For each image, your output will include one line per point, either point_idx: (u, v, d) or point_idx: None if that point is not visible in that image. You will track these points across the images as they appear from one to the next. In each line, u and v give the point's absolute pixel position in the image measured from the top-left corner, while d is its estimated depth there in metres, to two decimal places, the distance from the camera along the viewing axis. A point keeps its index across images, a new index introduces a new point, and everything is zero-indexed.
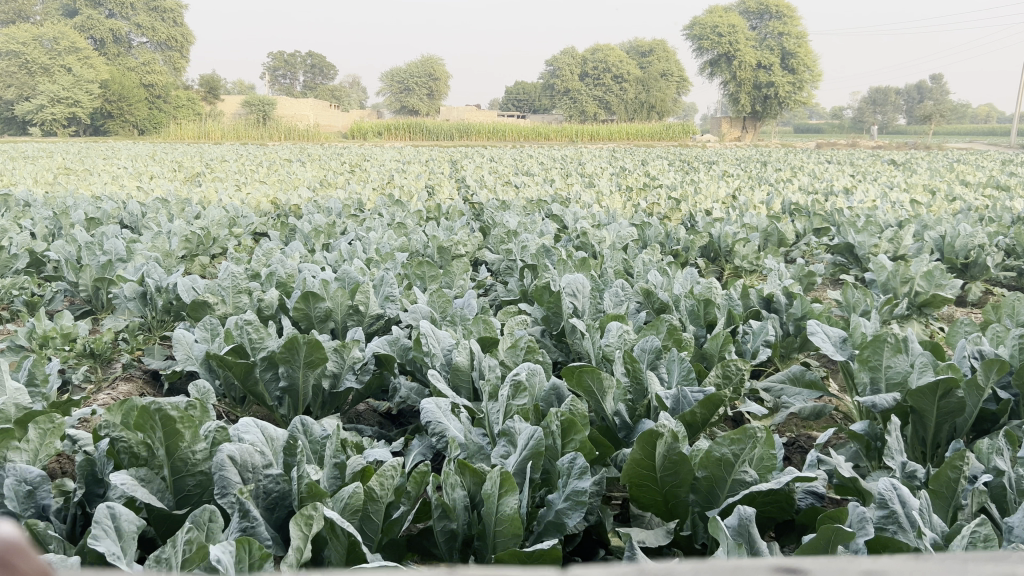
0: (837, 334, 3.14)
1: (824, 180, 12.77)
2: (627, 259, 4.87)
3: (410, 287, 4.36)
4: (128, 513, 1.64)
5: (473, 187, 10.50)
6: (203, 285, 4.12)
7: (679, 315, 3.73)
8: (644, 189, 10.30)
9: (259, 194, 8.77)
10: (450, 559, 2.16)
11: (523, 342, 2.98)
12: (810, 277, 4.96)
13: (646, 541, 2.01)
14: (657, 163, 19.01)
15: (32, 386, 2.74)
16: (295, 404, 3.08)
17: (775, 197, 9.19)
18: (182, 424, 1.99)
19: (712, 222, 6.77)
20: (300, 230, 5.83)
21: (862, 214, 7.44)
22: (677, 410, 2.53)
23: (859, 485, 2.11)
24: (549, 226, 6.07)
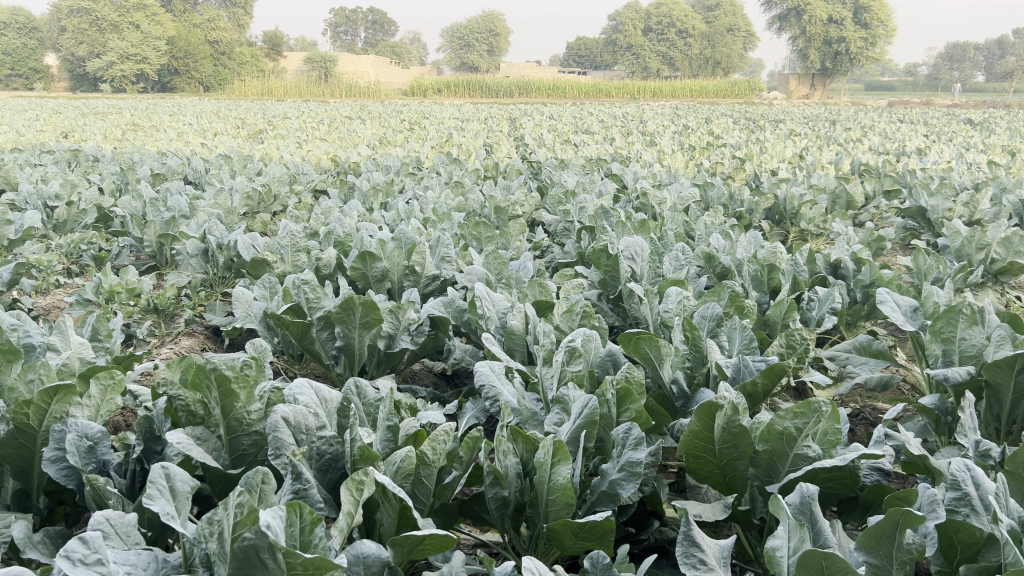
0: (908, 303, 3.01)
1: (895, 140, 12.32)
2: (688, 221, 4.75)
3: (466, 248, 4.33)
4: (182, 473, 1.66)
5: (532, 146, 10.40)
6: (263, 243, 4.15)
7: (741, 280, 3.63)
8: (708, 148, 10.07)
9: (319, 151, 8.82)
10: (502, 525, 2.14)
11: (580, 306, 2.93)
12: (879, 241, 4.78)
13: (702, 515, 1.96)
14: (722, 121, 18.58)
15: (96, 341, 2.79)
16: (351, 364, 3.09)
17: (844, 157, 8.90)
18: (238, 384, 1.99)
19: (777, 183, 6.57)
20: (359, 188, 5.84)
21: (936, 176, 7.15)
22: (738, 379, 2.45)
23: (928, 463, 2.01)
24: (609, 186, 5.97)
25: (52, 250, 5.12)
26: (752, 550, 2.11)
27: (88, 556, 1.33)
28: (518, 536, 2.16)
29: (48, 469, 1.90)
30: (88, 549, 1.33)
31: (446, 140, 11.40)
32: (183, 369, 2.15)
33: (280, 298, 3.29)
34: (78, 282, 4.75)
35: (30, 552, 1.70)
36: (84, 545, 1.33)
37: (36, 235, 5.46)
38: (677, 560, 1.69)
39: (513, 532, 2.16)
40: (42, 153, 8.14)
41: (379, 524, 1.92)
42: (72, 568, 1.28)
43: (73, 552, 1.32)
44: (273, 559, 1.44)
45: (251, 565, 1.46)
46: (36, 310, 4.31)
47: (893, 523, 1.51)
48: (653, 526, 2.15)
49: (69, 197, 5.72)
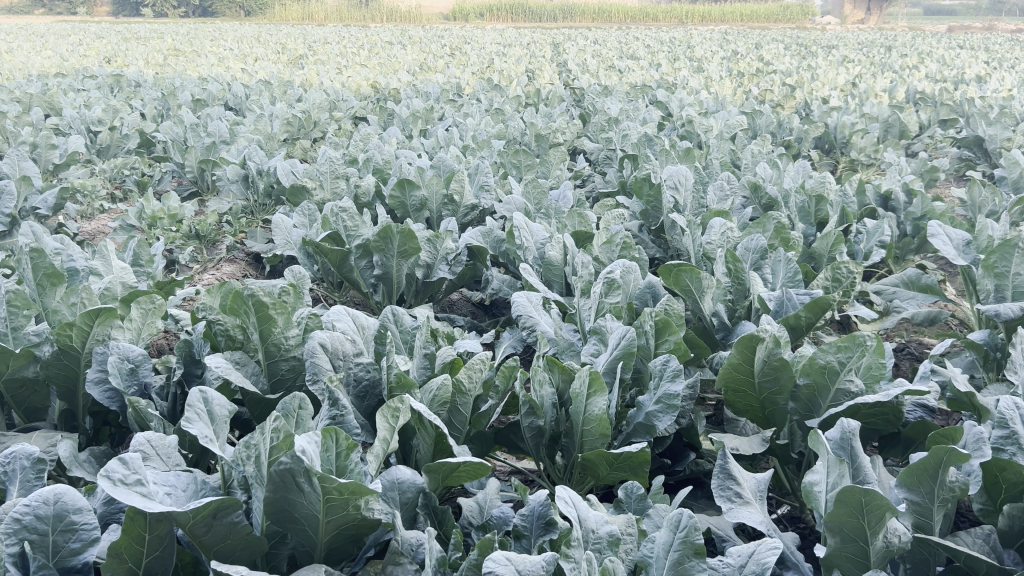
0: (960, 237, 2.91)
1: (955, 67, 11.82)
2: (734, 150, 4.63)
3: (506, 177, 4.27)
4: (220, 397, 1.67)
5: (575, 72, 10.17)
6: (302, 170, 4.14)
7: (787, 211, 3.54)
8: (757, 74, 9.75)
9: (360, 78, 8.72)
10: (536, 455, 2.15)
11: (620, 237, 2.88)
12: (933, 172, 4.62)
13: (739, 448, 1.93)
14: (773, 46, 18.04)
15: (138, 266, 2.81)
16: (389, 292, 3.08)
17: (900, 84, 8.57)
18: (275, 310, 2.00)
19: (829, 111, 6.37)
20: (399, 115, 5.78)
21: (997, 104, 6.84)
22: (780, 313, 2.40)
23: (975, 400, 1.96)
24: (653, 114, 5.82)
25: (97, 175, 5.17)
26: (790, 485, 2.09)
27: (128, 476, 1.35)
28: (553, 465, 2.16)
29: (92, 391, 1.94)
30: (128, 470, 1.35)
31: (487, 66, 11.21)
32: (223, 294, 2.16)
33: (319, 226, 3.28)
34: (122, 207, 4.80)
35: (76, 471, 1.74)
36: (123, 466, 1.36)
37: (81, 160, 5.52)
38: (713, 493, 1.67)
39: (548, 461, 2.16)
40: (86, 78, 8.17)
41: (415, 451, 1.93)
42: (112, 487, 1.30)
43: (113, 473, 1.34)
44: (308, 483, 1.44)
45: (288, 488, 1.46)
46: (82, 235, 4.37)
47: (936, 461, 1.47)
48: (689, 458, 2.14)
49: (112, 122, 5.75)
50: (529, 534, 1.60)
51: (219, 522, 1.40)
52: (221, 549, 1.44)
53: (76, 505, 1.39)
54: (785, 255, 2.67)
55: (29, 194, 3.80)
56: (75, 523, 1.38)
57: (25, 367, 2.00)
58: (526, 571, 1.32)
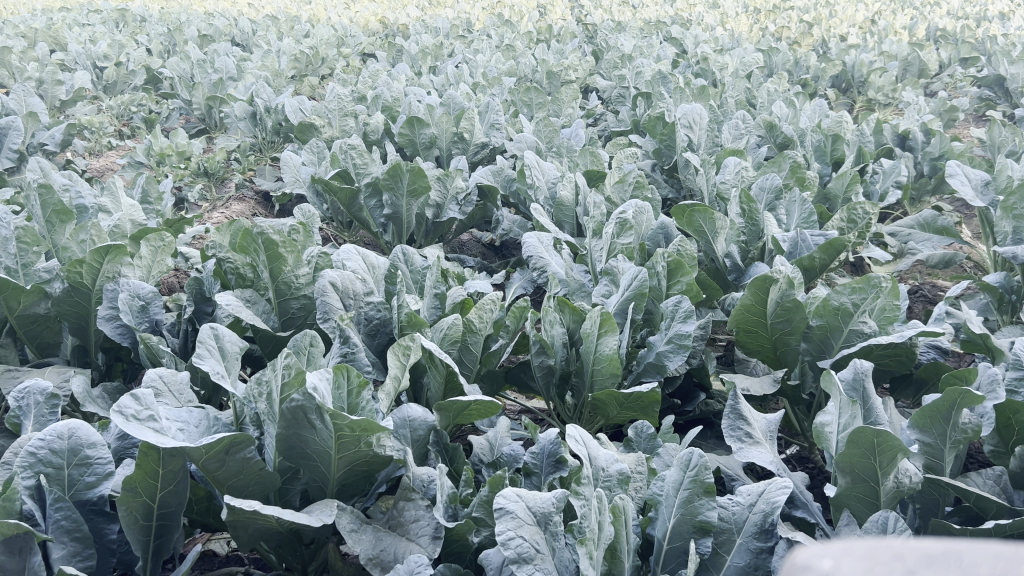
0: (979, 177, 2.85)
1: (977, 5, 11.54)
2: (750, 88, 4.54)
3: (517, 115, 4.21)
4: (231, 335, 1.67)
5: (587, 8, 9.95)
6: (310, 107, 4.09)
7: (802, 151, 3.48)
8: (773, 11, 9.52)
9: (367, 12, 8.55)
10: (547, 394, 2.15)
11: (632, 177, 2.85)
12: (952, 111, 4.52)
13: (750, 389, 1.93)
14: None
15: (147, 203, 2.79)
16: (399, 232, 3.05)
17: (920, 21, 8.35)
18: (285, 248, 1.99)
19: (847, 49, 6.23)
20: (407, 50, 5.68)
21: (1020, 42, 6.67)
22: (794, 254, 2.39)
23: (989, 341, 1.95)
24: (667, 51, 5.69)
25: (104, 111, 5.12)
26: (799, 425, 2.09)
27: (140, 412, 1.35)
28: (563, 404, 2.16)
29: (103, 328, 1.95)
30: (140, 406, 1.36)
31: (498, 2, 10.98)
32: (233, 232, 2.15)
33: (328, 164, 3.25)
34: (130, 144, 4.76)
35: (89, 406, 1.75)
36: (136, 402, 1.36)
37: (88, 96, 5.46)
38: (723, 433, 1.67)
39: (559, 400, 2.16)
40: (91, 12, 8.04)
41: (426, 389, 1.93)
42: (125, 422, 1.31)
43: (126, 408, 1.34)
44: (320, 420, 1.45)
45: (299, 425, 1.47)
46: (90, 172, 4.35)
47: (949, 404, 1.47)
48: (699, 399, 2.14)
49: (118, 58, 5.66)
50: (538, 471, 1.61)
51: (232, 457, 1.41)
52: (234, 483, 1.45)
53: (89, 440, 1.40)
54: (800, 195, 2.63)
55: (36, 130, 3.76)
56: (89, 458, 1.40)
57: (37, 303, 2.00)
58: (536, 507, 1.33)
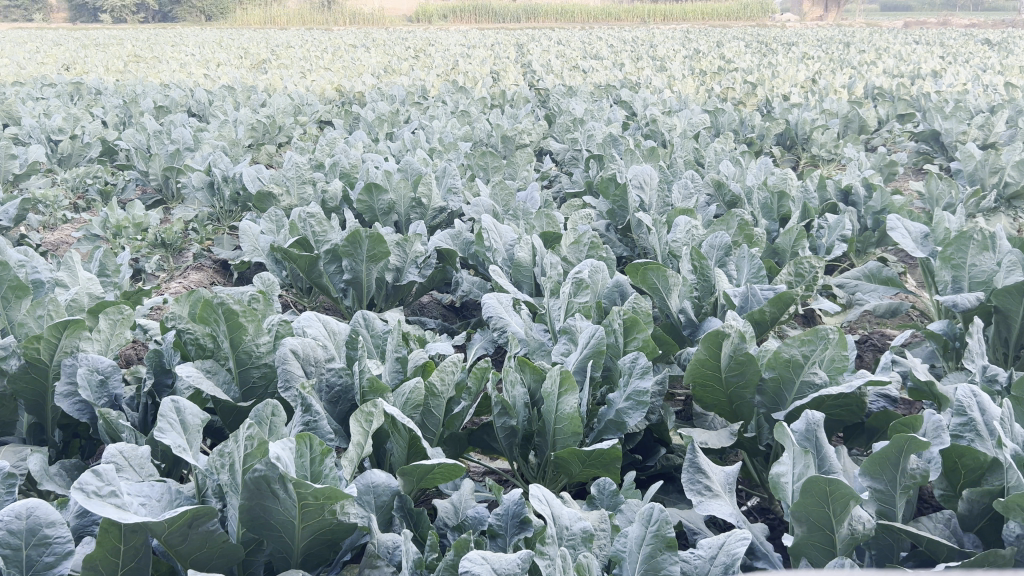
0: (918, 229, 2.99)
1: (913, 62, 12.07)
2: (698, 149, 4.71)
3: (474, 178, 4.31)
4: (192, 406, 1.67)
5: (539, 74, 10.27)
6: (268, 176, 4.12)
7: (749, 208, 3.61)
8: (717, 74, 9.91)
9: (323, 81, 8.78)
10: (510, 455, 2.17)
11: (587, 237, 2.93)
12: (891, 166, 4.70)
13: (707, 442, 1.97)
14: (733, 46, 18.37)
15: (105, 277, 2.79)
16: (359, 297, 3.09)
17: (857, 82, 8.78)
18: (246, 317, 2.00)
19: (789, 108, 6.49)
20: (365, 119, 5.88)
21: (951, 100, 7.03)
22: (745, 308, 2.46)
23: (935, 388, 2.02)
24: (617, 114, 5.91)
25: (59, 184, 5.11)
26: (759, 476, 2.13)
27: (102, 488, 1.35)
28: (526, 464, 2.18)
29: (61, 404, 1.93)
30: (101, 482, 1.35)
31: (449, 68, 11.13)
32: (191, 303, 2.16)
33: (287, 232, 3.28)
34: (85, 217, 4.74)
35: (47, 485, 1.73)
36: (97, 478, 1.35)
37: (42, 170, 5.45)
38: (683, 486, 1.70)
39: (522, 460, 2.18)
40: (43, 86, 8.01)
41: (389, 454, 1.94)
42: (86, 499, 1.30)
43: (87, 484, 1.33)
44: (284, 490, 1.45)
45: (262, 495, 1.47)
46: (44, 246, 4.31)
47: (897, 450, 1.52)
48: (659, 453, 2.17)
49: (73, 131, 5.64)
50: (503, 533, 1.63)
51: (195, 530, 1.40)
52: (197, 557, 1.45)
53: (49, 519, 1.39)
54: (749, 252, 2.72)
55: None
56: (48, 537, 1.38)
57: None
58: (502, 569, 1.34)
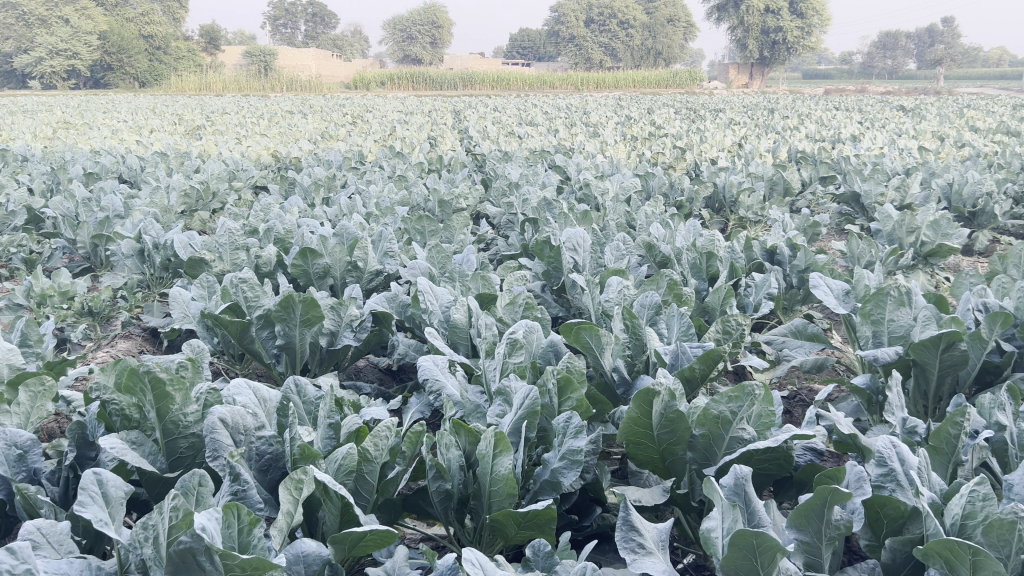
0: (840, 287, 3.10)
1: (832, 128, 12.65)
2: (629, 212, 4.82)
3: (410, 242, 4.34)
4: (115, 478, 1.62)
5: (476, 140, 10.44)
6: (200, 242, 4.07)
7: (680, 268, 3.70)
8: (648, 139, 10.21)
9: (259, 148, 8.77)
10: (445, 519, 2.15)
11: (522, 298, 2.96)
12: (814, 227, 4.89)
13: (641, 500, 1.99)
14: (663, 112, 19.01)
15: (27, 347, 2.71)
16: (292, 362, 3.05)
17: (781, 146, 9.15)
18: (173, 386, 1.96)
19: (716, 171, 6.71)
20: (300, 184, 5.88)
21: (868, 163, 7.37)
22: (676, 366, 2.51)
23: (859, 441, 2.08)
24: (552, 179, 6.03)
25: None
26: (693, 533, 2.15)
27: (16, 567, 1.29)
28: (462, 528, 2.16)
29: None
30: (16, 560, 1.29)
31: (386, 134, 11.24)
32: (117, 373, 2.11)
33: (219, 298, 3.24)
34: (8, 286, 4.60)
35: None
36: (12, 556, 1.30)
37: None
38: (617, 545, 1.71)
39: (458, 524, 2.17)
40: None
41: (321, 523, 1.90)
42: None
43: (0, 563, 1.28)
44: (209, 561, 1.45)
45: (188, 568, 1.47)
46: None
47: (820, 502, 1.56)
48: (595, 513, 2.18)
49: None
50: None
51: None
52: None
53: None
54: (679, 311, 2.78)
55: None
56: None
57: None
58: None
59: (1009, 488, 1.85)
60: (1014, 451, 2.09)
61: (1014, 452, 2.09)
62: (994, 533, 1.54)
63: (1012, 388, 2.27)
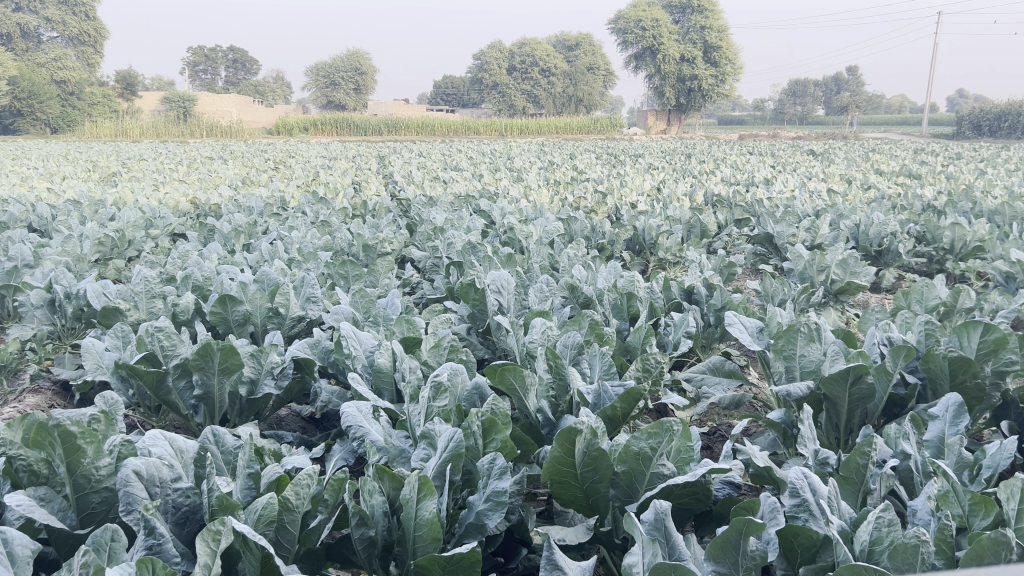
0: (754, 324, 3.20)
1: (746, 172, 13.11)
2: (552, 254, 4.90)
3: (333, 287, 4.31)
4: (22, 536, 1.56)
5: (400, 185, 10.47)
6: (114, 291, 3.97)
7: (602, 309, 3.77)
8: (571, 184, 10.40)
9: (176, 194, 8.62)
10: (370, 567, 2.12)
11: (446, 341, 2.97)
12: (730, 267, 5.04)
13: (566, 539, 2.01)
14: (585, 158, 19.39)
15: None
16: (211, 413, 3.00)
17: (698, 190, 9.43)
18: (84, 439, 1.90)
19: (636, 215, 6.88)
20: (220, 231, 5.79)
21: (780, 205, 7.66)
22: (598, 405, 2.55)
23: (773, 473, 2.14)
24: (476, 223, 6.09)
25: None
26: (617, 571, 2.17)
27: None
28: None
29: None
30: None
31: (308, 180, 11.17)
32: (24, 427, 2.03)
33: (134, 347, 3.15)
34: None
35: None
36: None
37: None
38: None
39: (383, 571, 2.14)
40: None
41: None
42: None
43: None
44: None
45: None
46: None
47: (736, 533, 1.61)
48: (521, 554, 2.19)
49: None
50: None
51: None
52: None
53: None
54: (600, 350, 2.84)
55: None
56: None
57: None
58: None
59: (914, 514, 1.94)
60: (918, 478, 2.20)
61: (918, 479, 2.20)
62: (901, 557, 1.61)
63: (915, 417, 2.39)
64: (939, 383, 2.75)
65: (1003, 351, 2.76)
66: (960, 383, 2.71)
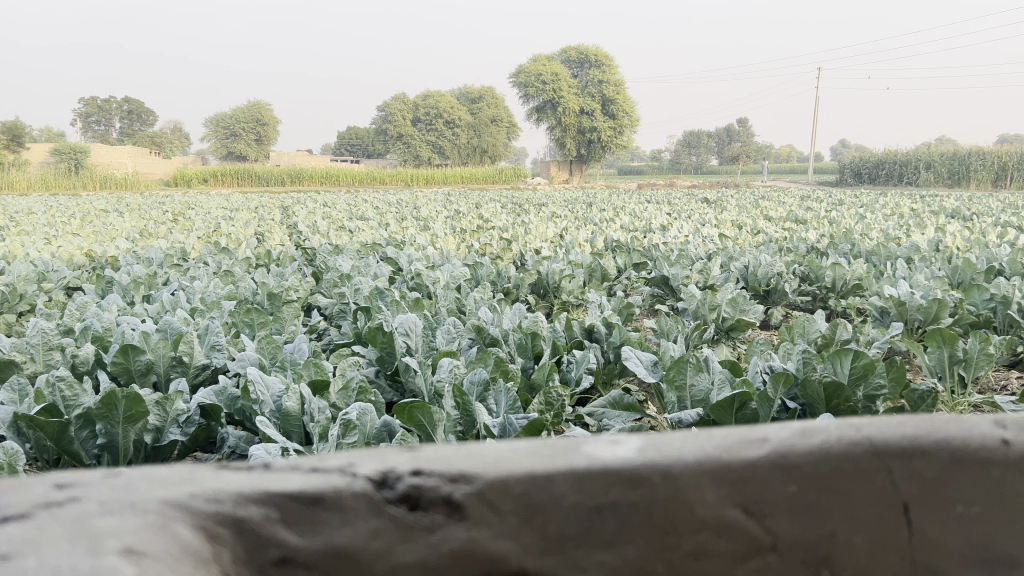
0: (649, 358, 3.39)
1: (645, 219, 13.53)
2: (458, 298, 5.00)
3: (238, 334, 4.30)
4: None
5: (305, 235, 10.43)
6: (9, 344, 3.87)
7: (506, 348, 3.91)
8: (477, 233, 10.57)
9: (70, 248, 8.36)
10: None
11: (354, 382, 3.04)
12: (628, 308, 5.27)
13: None
14: (489, 206, 19.63)
15: None
16: (115, 461, 2.98)
17: (599, 236, 9.76)
18: None
19: (540, 260, 7.05)
20: (118, 282, 5.68)
21: (675, 249, 7.98)
22: (503, 437, 2.68)
23: None
24: (383, 269, 6.15)
25: None
26: None
27: None
28: None
29: None
30: None
31: (211, 231, 10.99)
32: None
33: (32, 399, 3.10)
34: None
35: None
36: None
37: None
38: None
39: None
40: None
41: None
42: None
43: None
44: None
45: None
46: None
47: None
48: None
49: None
50: None
51: None
52: None
53: None
54: (505, 386, 2.97)
55: None
56: None
57: None
58: None
59: None
60: None
61: None
62: None
63: None
64: (817, 407, 2.96)
65: (872, 376, 3.03)
66: (836, 406, 2.94)
